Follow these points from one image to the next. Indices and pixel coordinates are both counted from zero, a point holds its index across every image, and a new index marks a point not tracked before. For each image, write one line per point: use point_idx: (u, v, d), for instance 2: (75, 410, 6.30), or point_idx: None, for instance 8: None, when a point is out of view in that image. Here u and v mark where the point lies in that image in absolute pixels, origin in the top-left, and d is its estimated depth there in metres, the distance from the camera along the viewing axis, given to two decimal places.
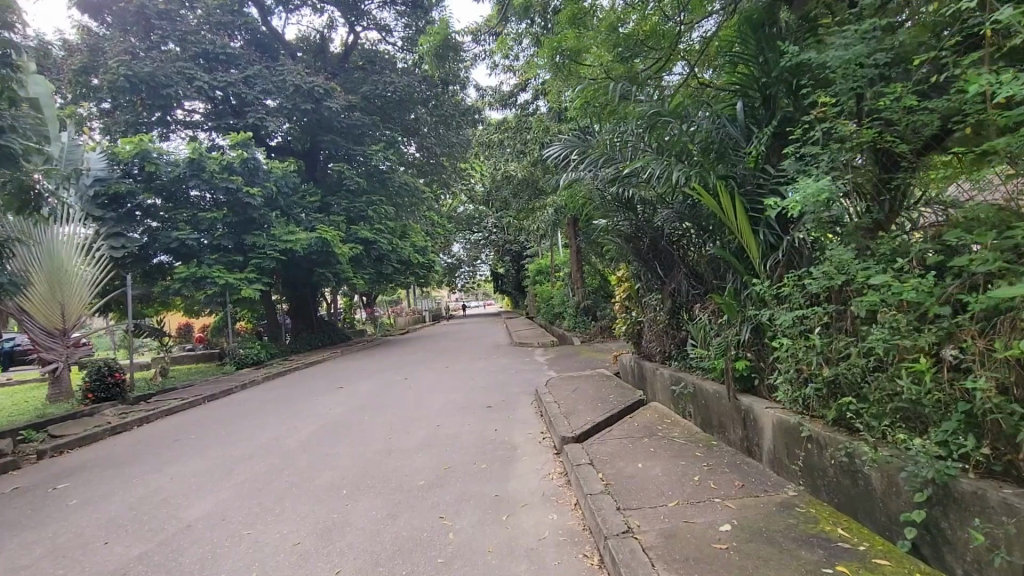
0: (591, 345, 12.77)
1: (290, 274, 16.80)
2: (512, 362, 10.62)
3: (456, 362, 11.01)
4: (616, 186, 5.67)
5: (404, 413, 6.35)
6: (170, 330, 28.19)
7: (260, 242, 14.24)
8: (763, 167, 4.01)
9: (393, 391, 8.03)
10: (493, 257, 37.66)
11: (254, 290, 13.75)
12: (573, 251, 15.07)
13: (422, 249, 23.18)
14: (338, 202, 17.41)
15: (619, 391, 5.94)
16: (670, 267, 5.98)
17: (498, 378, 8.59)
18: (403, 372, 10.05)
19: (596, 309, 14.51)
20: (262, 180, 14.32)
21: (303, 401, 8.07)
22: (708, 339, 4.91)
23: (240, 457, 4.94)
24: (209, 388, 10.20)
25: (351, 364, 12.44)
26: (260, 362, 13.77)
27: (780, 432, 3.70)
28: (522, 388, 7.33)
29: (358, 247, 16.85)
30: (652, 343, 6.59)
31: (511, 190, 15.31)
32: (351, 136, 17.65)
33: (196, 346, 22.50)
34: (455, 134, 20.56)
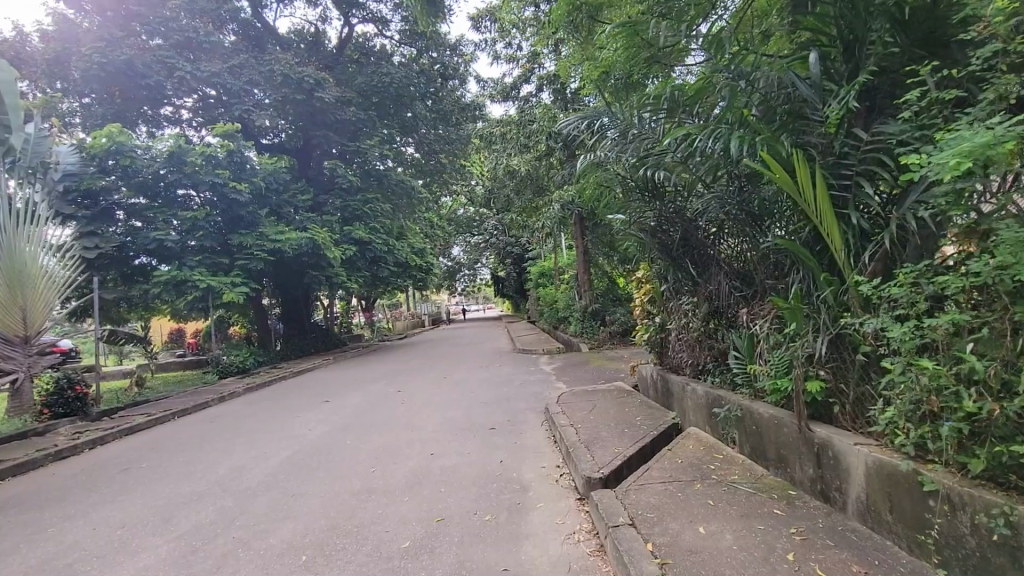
0: (600, 352, 11.85)
1: (280, 277, 15.89)
2: (515, 372, 9.70)
3: (454, 371, 10.11)
4: (647, 166, 4.77)
5: (394, 435, 5.44)
6: (160, 337, 27.16)
7: (247, 242, 13.38)
8: (850, 132, 3.12)
9: (384, 406, 7.12)
10: (494, 260, 36.73)
11: (239, 292, 12.84)
12: (580, 251, 14.18)
13: (420, 251, 22.29)
14: (332, 201, 16.54)
15: (645, 411, 5.05)
16: (706, 266, 5.09)
17: (501, 390, 7.69)
18: (398, 383, 9.12)
19: (605, 314, 13.59)
20: (250, 176, 13.53)
21: (283, 416, 7.14)
22: (761, 351, 4.03)
23: (189, 495, 4.02)
24: (184, 400, 9.28)
25: (342, 373, 11.55)
26: (246, 371, 12.85)
27: (878, 480, 2.82)
28: (529, 404, 6.44)
29: (352, 248, 15.98)
30: (681, 353, 5.70)
31: (514, 186, 14.44)
32: (345, 131, 16.79)
33: (185, 353, 21.52)
34: (454, 130, 19.69)
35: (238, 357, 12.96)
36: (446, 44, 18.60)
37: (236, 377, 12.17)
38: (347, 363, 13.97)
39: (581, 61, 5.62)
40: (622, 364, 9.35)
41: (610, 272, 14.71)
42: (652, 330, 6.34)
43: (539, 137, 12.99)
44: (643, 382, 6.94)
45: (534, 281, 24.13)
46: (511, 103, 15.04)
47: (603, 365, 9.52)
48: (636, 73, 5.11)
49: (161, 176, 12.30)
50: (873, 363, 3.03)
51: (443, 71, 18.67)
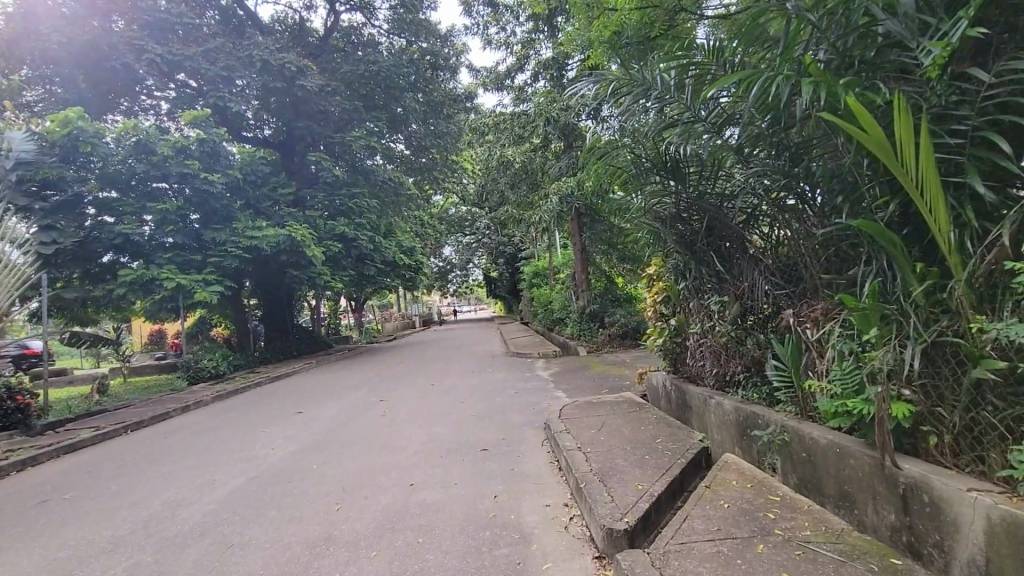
0: (600, 357, 11.08)
1: (259, 276, 15.00)
2: (508, 378, 8.91)
3: (442, 378, 9.30)
4: (673, 137, 3.99)
5: (369, 457, 4.63)
6: (136, 339, 25.96)
7: (222, 237, 12.51)
8: (958, 83, 2.40)
9: (361, 420, 6.29)
10: (485, 260, 35.88)
11: (212, 292, 11.95)
12: (577, 249, 13.43)
13: (409, 250, 21.43)
14: (316, 196, 15.67)
15: (664, 429, 4.30)
16: (737, 259, 4.33)
17: (493, 401, 6.89)
18: (379, 391, 8.29)
19: (604, 315, 12.83)
20: (225, 166, 12.72)
21: (248, 431, 6.28)
22: (819, 362, 3.28)
23: (103, 545, 3.18)
24: (145, 409, 8.39)
25: (323, 379, 10.72)
26: (219, 377, 11.95)
27: (1007, 544, 2.10)
28: (528, 418, 5.64)
29: (337, 245, 15.14)
30: (701, 362, 4.94)
31: (508, 181, 13.68)
32: (330, 122, 15.95)
33: (160, 356, 20.43)
34: (445, 124, 18.88)
35: (212, 360, 12.09)
36: (437, 33, 17.82)
37: (207, 384, 11.27)
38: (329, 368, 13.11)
39: (583, 29, 4.93)
40: (626, 370, 8.60)
41: (609, 272, 13.96)
42: (666, 333, 5.56)
43: (536, 128, 12.24)
44: (652, 391, 6.21)
45: (527, 282, 23.34)
46: (505, 93, 14.23)
47: (605, 371, 8.76)
48: (657, 30, 4.37)
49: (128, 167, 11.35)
50: (990, 381, 2.31)
51: (434, 62, 17.87)
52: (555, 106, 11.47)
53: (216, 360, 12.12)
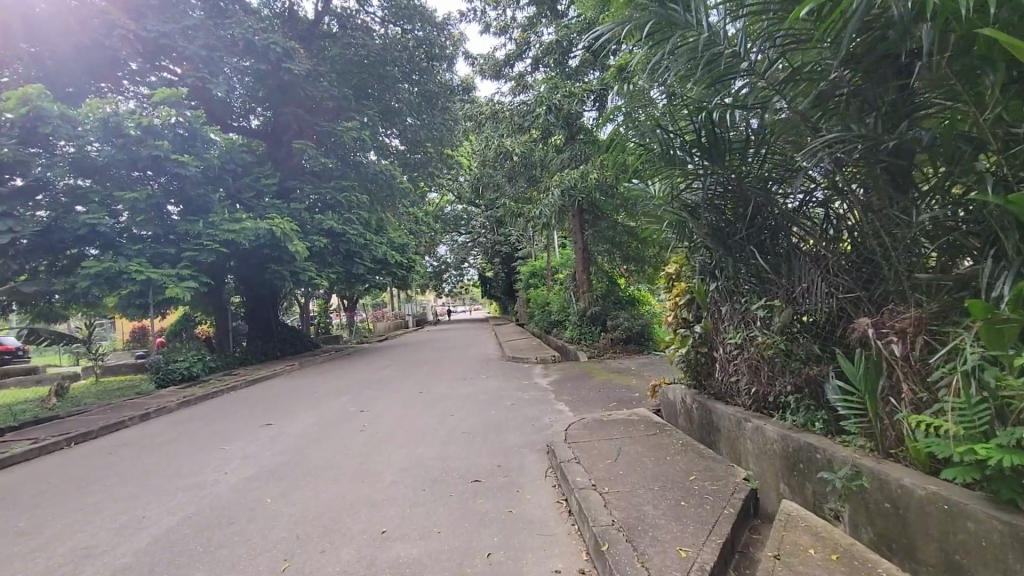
0: (601, 363, 10.33)
1: (240, 271, 14.17)
2: (503, 386, 8.11)
3: (431, 385, 8.50)
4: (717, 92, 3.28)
5: (336, 489, 3.83)
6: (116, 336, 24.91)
7: (197, 229, 11.67)
8: None
9: (336, 436, 5.51)
10: (482, 259, 35.06)
11: (184, 289, 11.13)
12: (578, 248, 12.67)
13: (402, 247, 20.61)
14: (302, 188, 14.84)
15: (696, 461, 3.52)
16: (786, 255, 3.57)
17: (487, 414, 6.13)
18: (362, 401, 7.50)
19: (606, 318, 12.06)
20: (200, 150, 11.92)
21: (206, 447, 5.48)
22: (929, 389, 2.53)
23: None
24: (99, 417, 7.55)
25: (303, 385, 9.92)
26: (191, 379, 11.12)
27: None
28: (525, 439, 4.87)
29: (323, 240, 14.32)
30: (735, 377, 4.17)
31: (506, 173, 12.90)
32: (318, 109, 15.14)
33: (138, 355, 19.49)
34: (440, 115, 18.07)
35: (184, 360, 11.25)
36: (433, 20, 17.00)
37: (178, 387, 10.45)
38: (312, 371, 12.30)
39: None
40: (632, 380, 7.84)
41: (611, 272, 13.20)
42: (687, 343, 4.78)
43: (535, 117, 11.49)
44: (669, 407, 5.47)
45: (524, 282, 22.53)
46: (503, 82, 13.45)
47: (610, 381, 7.99)
48: None
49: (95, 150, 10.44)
50: None
51: (430, 50, 17.06)
52: (556, 94, 10.68)
53: (190, 360, 11.30)
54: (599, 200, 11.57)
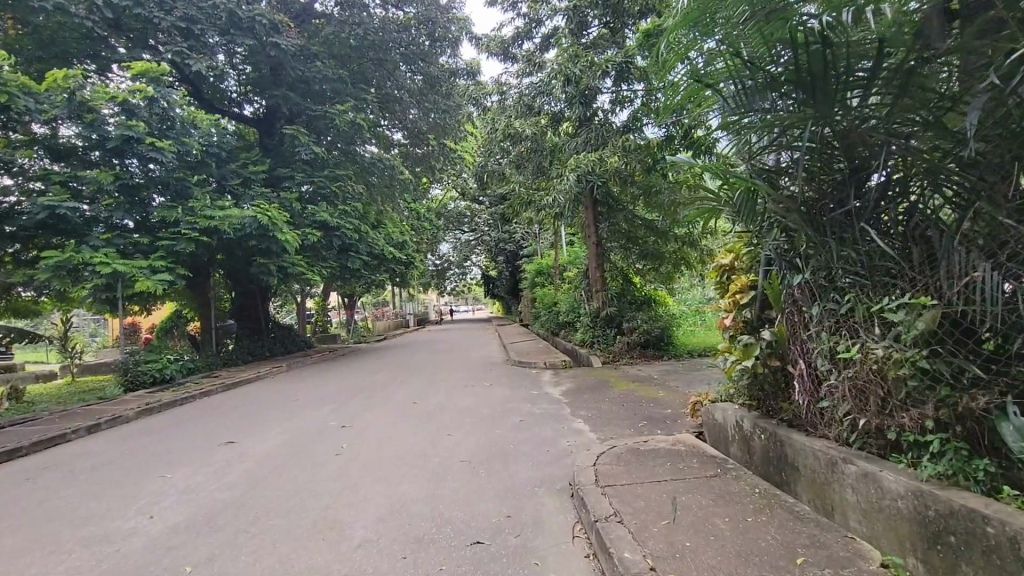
0: (618, 369, 9.30)
1: (226, 265, 13.21)
2: (508, 396, 7.07)
3: (427, 394, 7.48)
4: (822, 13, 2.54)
5: (286, 552, 2.79)
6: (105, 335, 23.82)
7: (175, 216, 10.66)
8: None
9: (307, 462, 4.48)
10: (486, 258, 33.96)
11: (157, 282, 10.12)
12: (590, 243, 11.64)
13: (401, 243, 19.56)
14: (293, 175, 13.80)
15: (794, 528, 2.45)
16: (925, 237, 2.53)
17: (491, 434, 5.09)
18: (344, 413, 6.48)
19: (622, 320, 10.99)
20: (179, 134, 10.85)
21: (144, 475, 4.45)
22: None
23: None
24: (39, 428, 6.51)
25: (284, 390, 8.90)
26: (165, 382, 10.13)
27: None
28: (539, 473, 3.84)
29: (315, 232, 13.28)
30: (826, 403, 3.11)
31: (513, 160, 11.84)
32: (311, 92, 14.15)
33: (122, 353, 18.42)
34: (442, 102, 17.03)
35: (151, 363, 10.11)
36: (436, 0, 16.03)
37: (146, 391, 9.43)
38: (299, 374, 11.26)
39: None
40: (658, 393, 6.75)
41: (626, 270, 12.12)
42: (751, 355, 3.62)
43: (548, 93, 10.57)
44: (719, 429, 4.42)
45: (529, 280, 21.40)
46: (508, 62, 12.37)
47: (631, 393, 6.90)
48: None
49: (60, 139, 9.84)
50: None
51: (431, 32, 16.02)
52: (575, 64, 9.91)
53: (161, 362, 10.22)
54: (614, 184, 10.67)
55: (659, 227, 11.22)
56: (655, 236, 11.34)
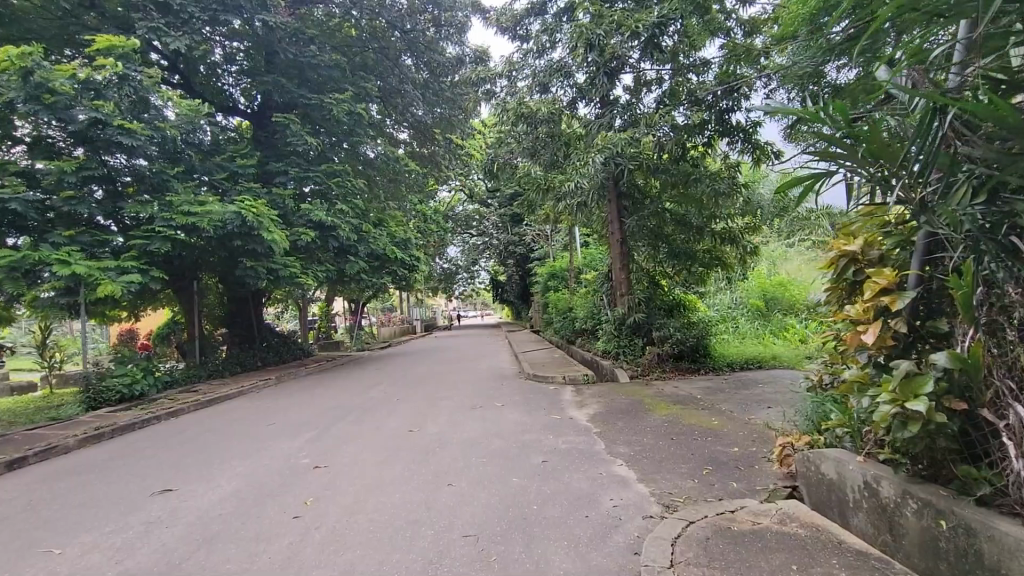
0: (651, 386, 7.98)
1: (213, 266, 12.08)
2: (524, 423, 5.81)
3: (428, 419, 6.25)
4: None
5: None
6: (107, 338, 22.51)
7: (149, 212, 9.52)
8: None
9: (252, 531, 3.24)
10: (495, 262, 32.65)
11: (126, 284, 8.97)
12: (613, 241, 10.37)
13: (405, 244, 18.40)
14: (286, 171, 12.67)
15: None
16: None
17: (505, 484, 3.84)
18: (323, 446, 5.26)
19: (651, 328, 9.68)
20: (154, 119, 9.75)
21: (33, 549, 3.25)
22: None
23: None
24: None
25: (262, 412, 7.67)
26: (134, 399, 8.95)
27: None
28: (579, 562, 2.61)
29: (309, 232, 12.12)
30: None
31: (526, 148, 10.65)
32: (305, 80, 13.12)
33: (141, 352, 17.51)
34: (448, 93, 15.91)
35: (118, 378, 8.93)
36: None
37: (108, 410, 8.25)
38: (287, 389, 10.06)
39: None
40: (716, 422, 5.40)
41: (654, 272, 10.78)
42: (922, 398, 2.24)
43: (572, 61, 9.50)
44: (830, 491, 3.15)
45: (541, 284, 20.08)
46: (506, 35, 11.11)
47: (679, 421, 5.56)
48: None
49: (19, 127, 8.75)
50: None
51: (436, 17, 15.11)
52: (597, 27, 8.79)
53: (130, 377, 9.04)
54: (639, 172, 9.50)
55: (693, 222, 9.90)
56: (685, 233, 10.06)
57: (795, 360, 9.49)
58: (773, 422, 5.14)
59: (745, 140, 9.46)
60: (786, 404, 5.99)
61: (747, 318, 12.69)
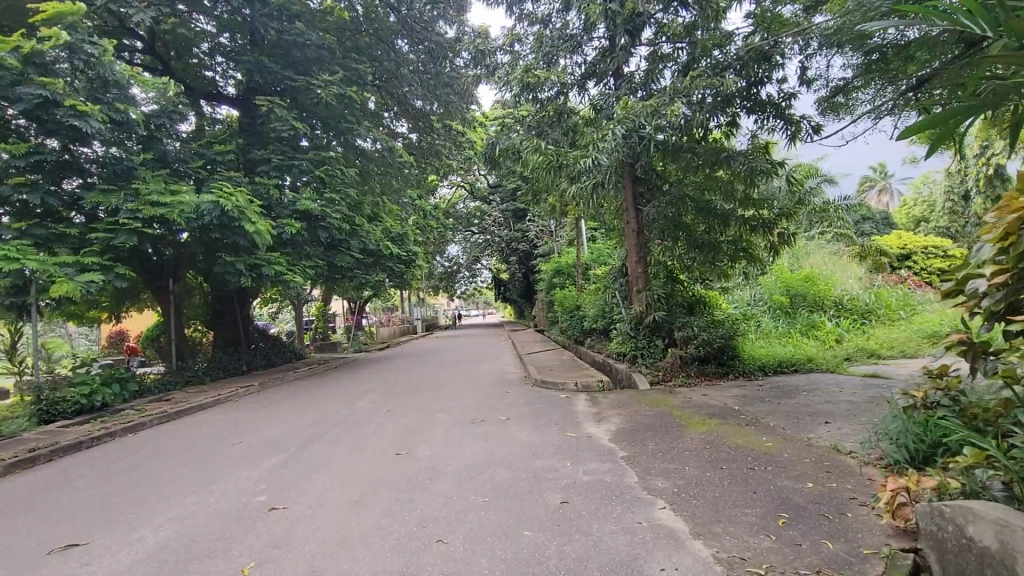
0: (676, 394, 7.00)
1: (191, 261, 11.14)
2: (534, 444, 4.83)
3: (419, 438, 5.26)
4: None
5: None
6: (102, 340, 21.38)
7: (112, 203, 8.53)
8: None
9: None
10: (498, 260, 31.66)
11: (86, 283, 8.01)
12: (628, 231, 9.51)
13: (402, 240, 17.42)
14: (271, 159, 11.73)
15: None
16: None
17: (514, 542, 2.85)
18: (289, 478, 4.29)
19: (673, 328, 8.65)
20: (115, 101, 8.62)
21: None
22: None
23: None
24: None
25: (232, 427, 6.71)
26: (94, 411, 7.99)
27: None
28: None
29: (294, 224, 11.15)
30: None
31: (531, 129, 9.70)
32: (290, 61, 12.18)
33: (129, 356, 16.58)
34: (445, 78, 14.92)
35: (75, 387, 7.97)
36: None
37: (60, 424, 7.29)
38: (268, 397, 9.10)
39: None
40: (772, 445, 4.35)
41: (673, 266, 9.73)
42: None
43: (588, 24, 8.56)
44: (983, 566, 2.17)
45: (545, 282, 19.05)
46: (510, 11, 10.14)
47: (722, 442, 4.54)
48: None
49: None
50: None
51: None
52: None
53: (89, 386, 8.08)
54: (656, 154, 8.50)
55: (718, 209, 8.82)
56: (707, 222, 9.01)
57: (834, 363, 8.44)
58: (850, 449, 4.07)
59: (777, 117, 8.54)
60: (850, 422, 4.93)
61: (771, 316, 11.68)
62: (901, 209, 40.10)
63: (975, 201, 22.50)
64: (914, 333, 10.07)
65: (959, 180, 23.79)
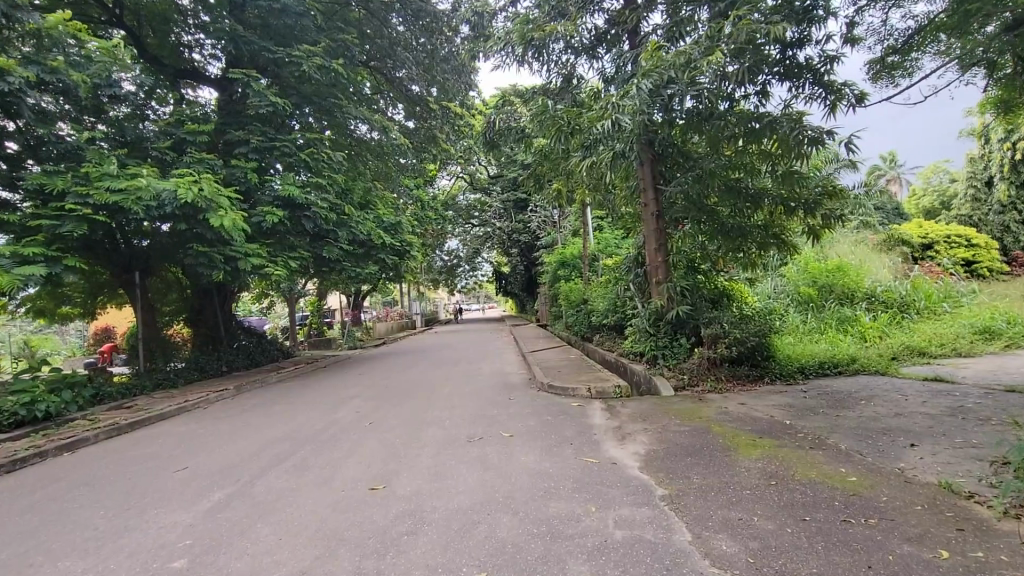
0: (710, 404, 5.97)
1: (160, 253, 10.10)
2: (545, 476, 3.79)
3: (400, 465, 4.22)
4: None
5: None
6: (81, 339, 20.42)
7: (58, 185, 7.48)
8: None
9: None
10: (498, 253, 30.60)
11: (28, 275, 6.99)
12: (645, 215, 8.42)
13: (397, 231, 16.35)
14: (248, 140, 10.65)
15: None
16: None
17: None
18: (224, 528, 3.26)
19: (698, 324, 7.62)
20: (48, 58, 7.45)
21: None
22: None
23: None
24: None
25: (185, 444, 5.69)
26: (36, 423, 6.95)
27: None
28: None
29: (274, 212, 10.12)
30: None
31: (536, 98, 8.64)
32: (270, 31, 11.17)
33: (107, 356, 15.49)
34: (442, 55, 13.84)
35: (13, 396, 6.94)
36: None
37: None
38: (240, 404, 8.08)
39: None
40: (861, 483, 3.30)
41: (694, 254, 8.66)
42: None
43: None
44: None
45: (549, 274, 18.00)
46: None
47: (791, 475, 3.50)
48: None
49: None
50: None
51: None
52: None
53: (31, 395, 7.04)
54: (679, 126, 7.42)
55: (749, 189, 7.74)
56: (735, 204, 7.94)
57: (883, 364, 7.42)
58: (977, 495, 3.01)
59: (814, 84, 7.41)
60: (947, 447, 3.88)
61: (798, 310, 10.69)
62: (911, 199, 38.95)
63: (998, 187, 21.09)
64: (964, 328, 9.06)
65: (982, 166, 22.64)
